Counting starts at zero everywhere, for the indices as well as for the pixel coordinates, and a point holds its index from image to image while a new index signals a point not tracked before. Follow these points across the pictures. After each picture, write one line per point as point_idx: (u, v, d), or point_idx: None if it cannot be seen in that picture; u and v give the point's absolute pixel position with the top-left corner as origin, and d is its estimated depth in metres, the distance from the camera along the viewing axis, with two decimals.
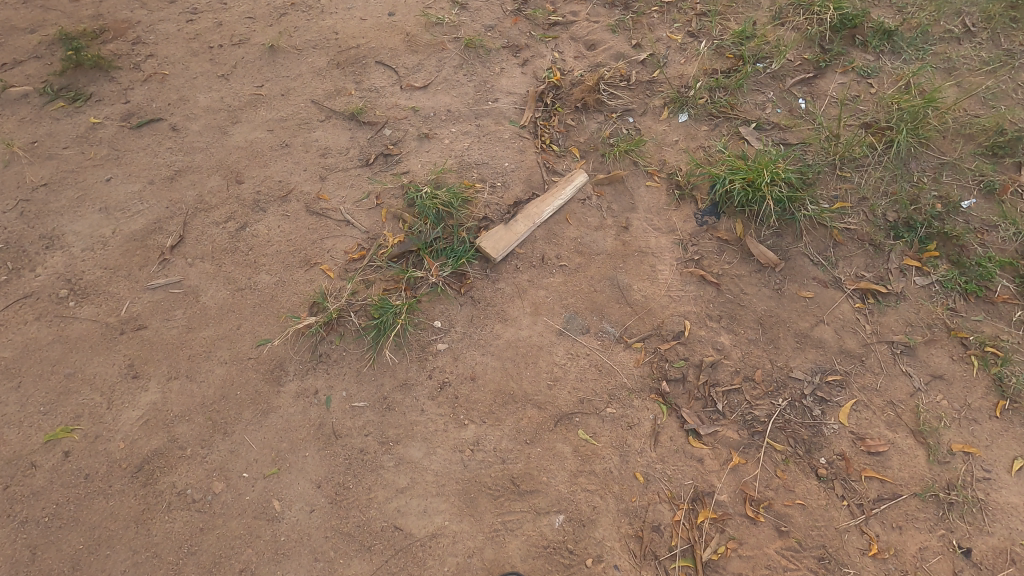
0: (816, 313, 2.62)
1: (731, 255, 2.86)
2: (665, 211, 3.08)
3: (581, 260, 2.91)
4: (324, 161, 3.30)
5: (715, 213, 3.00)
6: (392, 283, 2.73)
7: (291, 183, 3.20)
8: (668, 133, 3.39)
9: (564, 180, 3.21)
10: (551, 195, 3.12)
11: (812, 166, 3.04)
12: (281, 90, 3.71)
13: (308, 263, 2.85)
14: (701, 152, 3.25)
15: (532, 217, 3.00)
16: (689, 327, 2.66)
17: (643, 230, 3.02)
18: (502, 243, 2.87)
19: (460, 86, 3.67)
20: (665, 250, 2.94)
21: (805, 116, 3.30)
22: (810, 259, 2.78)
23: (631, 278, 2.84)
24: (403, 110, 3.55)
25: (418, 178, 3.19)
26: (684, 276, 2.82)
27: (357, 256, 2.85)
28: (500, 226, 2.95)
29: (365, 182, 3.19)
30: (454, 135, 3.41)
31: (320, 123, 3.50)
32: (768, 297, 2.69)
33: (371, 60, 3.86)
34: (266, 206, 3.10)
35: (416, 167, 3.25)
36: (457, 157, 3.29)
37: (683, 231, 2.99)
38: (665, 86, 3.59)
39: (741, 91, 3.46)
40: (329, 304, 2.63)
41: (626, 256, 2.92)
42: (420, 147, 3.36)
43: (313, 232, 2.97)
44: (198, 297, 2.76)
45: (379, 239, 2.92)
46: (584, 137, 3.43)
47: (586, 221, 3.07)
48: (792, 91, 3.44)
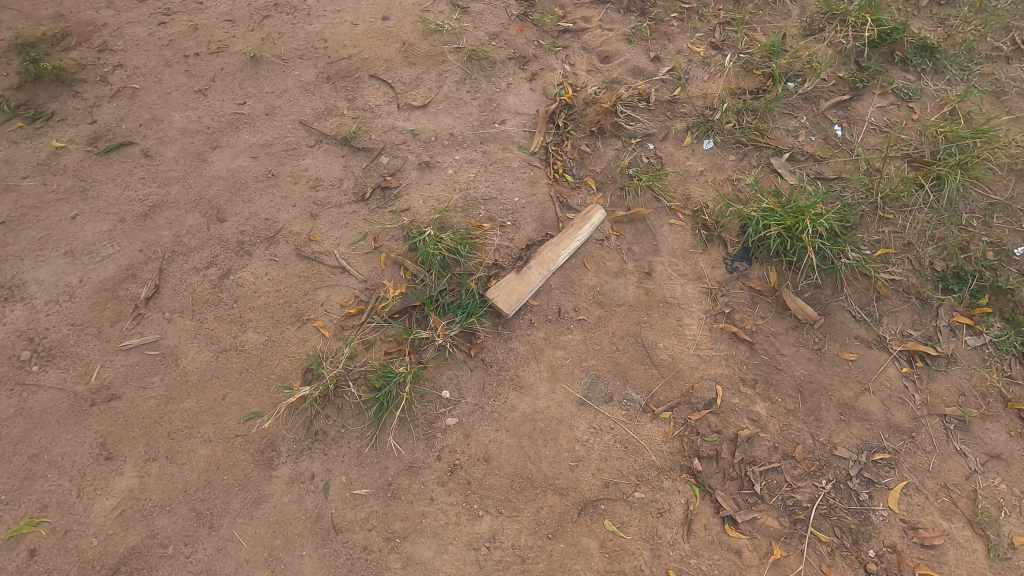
0: (860, 379, 2.40)
1: (765, 308, 2.61)
2: (691, 254, 2.82)
3: (601, 313, 2.65)
4: (315, 195, 2.99)
5: (746, 258, 2.75)
6: (395, 344, 2.47)
7: (279, 222, 2.90)
8: (693, 162, 3.10)
9: (579, 217, 2.93)
10: (566, 236, 2.84)
11: (852, 205, 2.78)
12: (265, 109, 3.37)
13: (300, 319, 2.58)
14: (728, 186, 2.98)
15: (546, 263, 2.73)
16: (721, 393, 2.43)
17: (667, 276, 2.76)
18: (515, 295, 2.60)
19: (462, 105, 3.35)
20: (692, 301, 2.69)
21: (842, 145, 3.02)
22: (852, 315, 2.54)
23: (656, 334, 2.60)
24: (401, 134, 3.24)
25: (419, 216, 2.89)
26: (713, 332, 2.58)
27: (355, 310, 2.58)
28: (512, 274, 2.68)
29: (361, 221, 2.89)
30: (458, 164, 3.11)
31: (310, 149, 3.18)
32: (806, 360, 2.46)
33: (364, 73, 3.51)
34: (252, 249, 2.81)
35: (417, 202, 2.95)
36: (461, 190, 2.99)
37: (711, 278, 2.73)
38: (688, 106, 3.28)
39: (771, 114, 3.16)
40: (325, 371, 2.37)
41: (649, 308, 2.67)
42: (420, 178, 3.06)
43: (305, 281, 2.69)
44: (177, 360, 2.48)
45: (378, 290, 2.65)
46: (600, 166, 3.13)
47: (605, 265, 2.80)
48: (827, 115, 3.15)
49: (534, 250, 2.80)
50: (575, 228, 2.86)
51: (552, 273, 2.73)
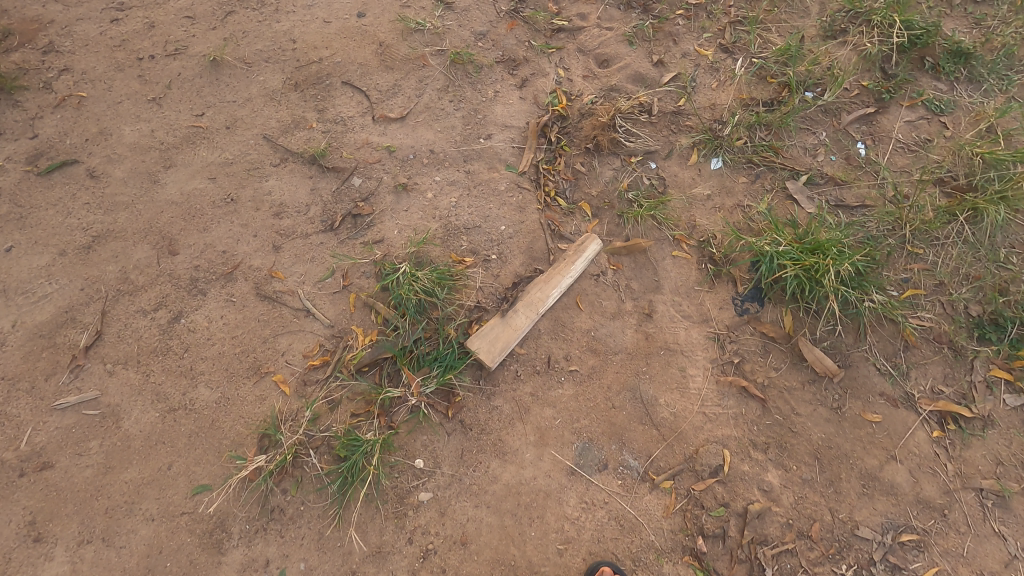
0: (885, 445, 2.13)
1: (779, 358, 2.33)
2: (697, 293, 2.52)
3: (595, 363, 2.37)
4: (278, 223, 2.68)
5: (758, 299, 2.46)
6: (363, 403, 2.20)
7: (237, 255, 2.60)
8: (699, 184, 2.78)
9: (572, 249, 2.62)
10: (557, 271, 2.53)
11: (877, 239, 2.48)
12: (226, 120, 3.03)
13: (257, 372, 2.30)
14: (739, 212, 2.67)
15: (535, 305, 2.43)
16: (729, 459, 2.17)
17: (670, 319, 2.47)
18: (498, 344, 2.31)
19: (444, 117, 3.02)
20: (697, 348, 2.40)
21: (866, 166, 2.70)
22: (877, 368, 2.26)
23: (656, 388, 2.32)
24: (375, 151, 2.91)
25: (393, 249, 2.59)
26: (720, 386, 2.31)
27: (319, 362, 2.30)
28: (496, 318, 2.39)
29: (328, 254, 2.59)
30: (438, 187, 2.79)
31: (274, 168, 2.86)
32: (825, 421, 2.19)
33: (336, 79, 3.17)
34: (206, 287, 2.52)
35: (391, 232, 2.65)
36: (441, 217, 2.68)
37: (719, 321, 2.45)
38: (694, 119, 2.95)
39: (787, 129, 2.83)
40: (283, 437, 2.11)
41: (649, 356, 2.39)
42: (396, 203, 2.74)
43: (265, 327, 2.41)
44: (119, 422, 2.21)
45: (346, 337, 2.36)
46: (596, 189, 2.82)
47: (600, 305, 2.51)
48: (849, 130, 2.82)
49: (521, 288, 2.51)
50: (567, 262, 2.55)
51: (541, 315, 2.43)
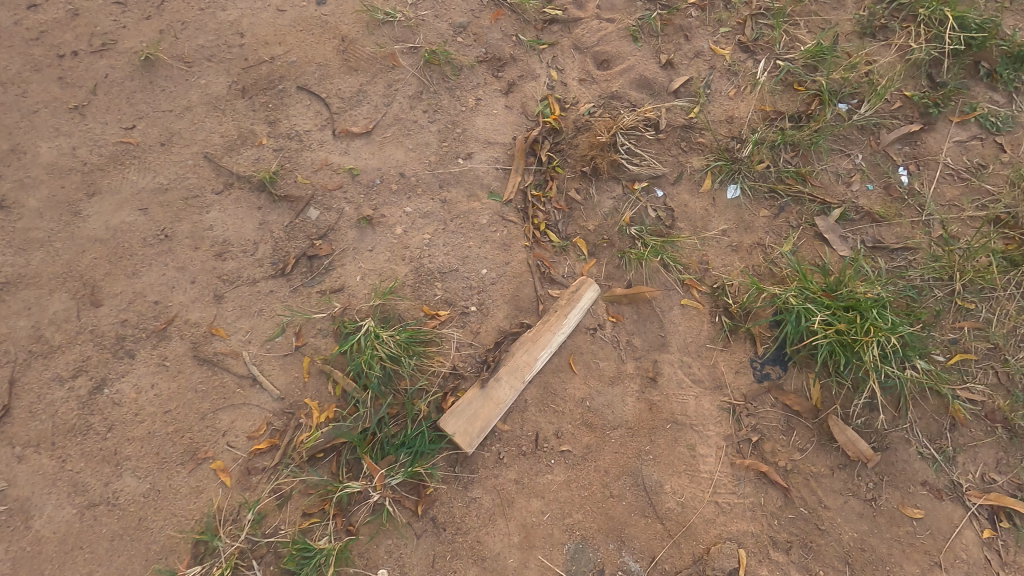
0: (926, 548, 1.84)
1: (805, 437, 2.00)
2: (709, 352, 2.17)
3: (590, 441, 2.03)
4: (221, 266, 2.29)
5: (781, 362, 2.11)
6: (317, 499, 1.89)
7: (172, 306, 2.21)
8: (713, 216, 2.39)
9: (565, 297, 2.24)
10: (547, 326, 2.16)
11: (921, 291, 2.12)
12: (161, 135, 2.58)
13: (193, 458, 1.95)
14: (759, 253, 2.29)
15: (521, 371, 2.08)
16: (745, 561, 1.87)
17: (677, 384, 2.13)
18: (477, 423, 1.97)
19: (417, 133, 2.58)
20: (710, 421, 2.07)
21: (908, 197, 2.32)
22: (919, 452, 1.94)
23: (662, 472, 1.99)
24: (336, 174, 2.49)
25: (355, 301, 2.21)
26: (736, 470, 1.99)
27: (266, 445, 1.96)
28: (474, 389, 2.03)
29: (279, 306, 2.21)
30: (409, 220, 2.39)
31: (216, 197, 2.44)
32: (857, 516, 1.89)
33: (291, 83, 2.70)
34: (135, 348, 2.14)
35: (353, 278, 2.26)
36: (411, 260, 2.30)
37: (735, 389, 2.10)
38: (708, 136, 2.53)
39: (818, 150, 2.42)
40: (221, 545, 1.81)
41: (653, 432, 2.05)
42: (360, 240, 2.35)
43: (203, 400, 2.05)
44: (29, 520, 1.88)
45: (298, 413, 2.01)
46: (593, 221, 2.42)
47: (597, 367, 2.16)
48: (889, 152, 2.41)
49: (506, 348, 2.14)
50: (559, 316, 2.18)
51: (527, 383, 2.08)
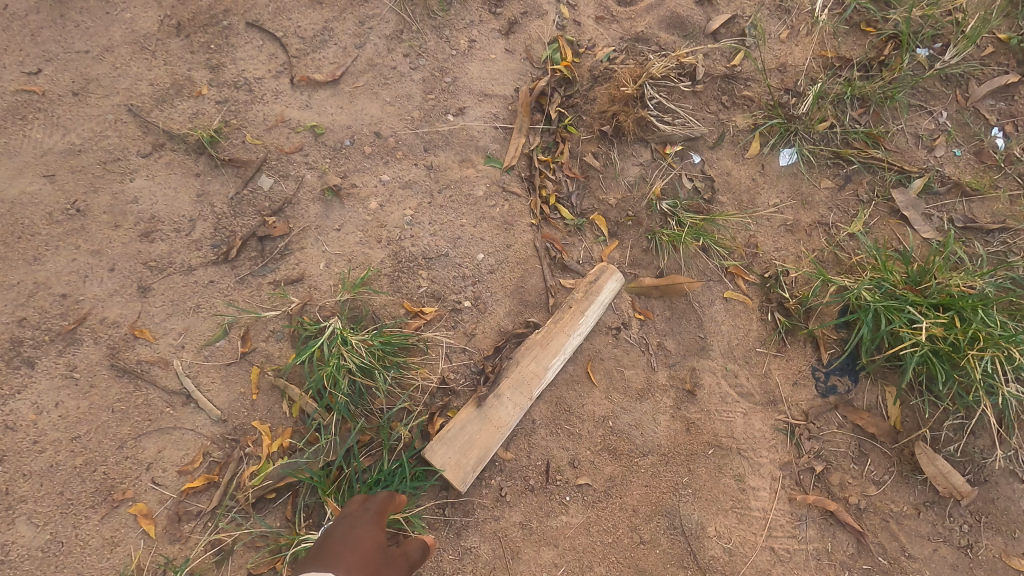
0: None
1: (882, 466, 1.61)
2: (759, 358, 1.76)
3: (614, 472, 1.63)
4: (148, 250, 1.81)
5: (850, 373, 1.70)
6: (266, 556, 1.49)
7: (84, 301, 1.73)
8: (763, 188, 1.94)
9: (582, 290, 1.79)
10: (559, 328, 1.73)
11: None
12: (73, 83, 1.97)
13: (107, 500, 1.52)
14: (821, 234, 1.85)
15: (527, 385, 1.66)
16: None
17: (721, 399, 1.71)
18: (473, 453, 1.57)
19: (397, 82, 2.08)
20: (762, 446, 1.66)
21: (1003, 166, 1.88)
22: None
23: (704, 512, 1.60)
24: (295, 133, 1.99)
25: (317, 294, 1.75)
26: (796, 509, 1.59)
27: (200, 483, 1.53)
28: (469, 409, 1.62)
29: (220, 301, 1.75)
30: (385, 191, 1.92)
31: (142, 160, 1.92)
32: (949, 568, 1.51)
33: (240, 18, 2.12)
34: (34, 356, 1.64)
35: (315, 265, 1.79)
36: (389, 241, 1.84)
37: (793, 405, 1.69)
38: (756, 88, 2.06)
39: (893, 106, 1.95)
40: None
41: (692, 460, 1.65)
42: (324, 217, 1.87)
43: (122, 423, 1.59)
44: None
45: (244, 441, 1.58)
46: (615, 194, 1.97)
47: (622, 378, 1.74)
48: (980, 109, 1.95)
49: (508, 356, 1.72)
50: (574, 314, 1.74)
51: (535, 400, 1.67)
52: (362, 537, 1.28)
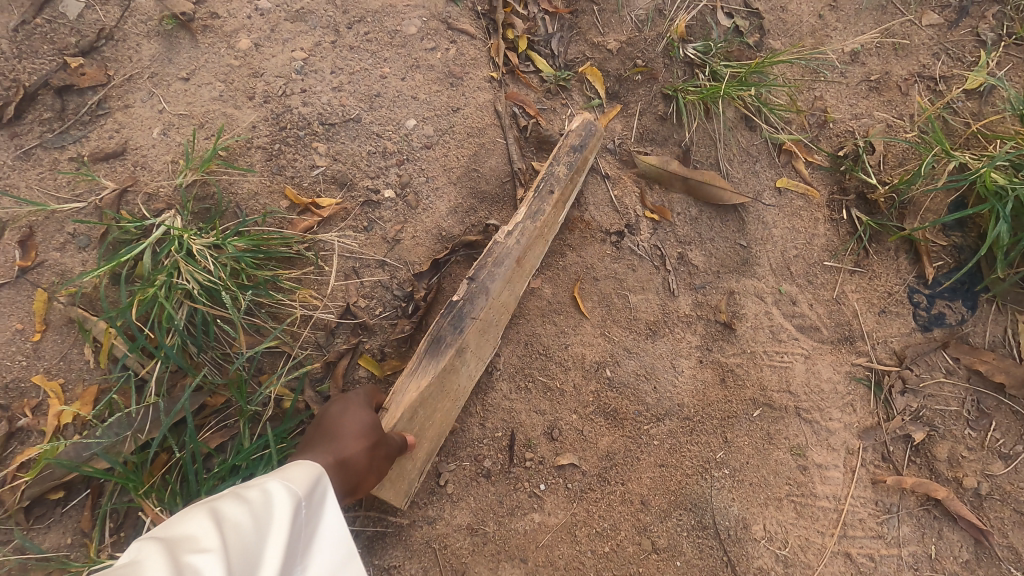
0: None
1: (1011, 431, 1.07)
2: (828, 276, 1.18)
3: (614, 446, 1.07)
4: None
5: (964, 295, 1.14)
6: None
7: None
8: (834, 26, 1.30)
9: (563, 161, 1.12)
10: (538, 229, 1.08)
11: None
12: None
13: None
14: (920, 93, 1.24)
15: (497, 327, 1.04)
16: None
17: (772, 336, 1.14)
18: (422, 450, 0.98)
19: None
20: (834, 403, 1.11)
21: None
22: None
23: (746, 503, 1.06)
24: None
25: (145, 177, 1.10)
26: (883, 496, 1.07)
27: None
28: (417, 382, 0.97)
29: None
30: (264, 24, 1.23)
31: None
32: None
33: None
34: None
35: (147, 133, 1.13)
36: (267, 98, 1.17)
37: (878, 344, 1.14)
38: None
39: None
40: None
41: (729, 425, 1.10)
42: (167, 60, 1.20)
43: None
44: None
45: (15, 407, 0.96)
46: (617, 35, 1.31)
47: (624, 306, 1.15)
48: None
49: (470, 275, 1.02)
50: (560, 208, 1.10)
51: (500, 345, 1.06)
52: (354, 415, 0.90)
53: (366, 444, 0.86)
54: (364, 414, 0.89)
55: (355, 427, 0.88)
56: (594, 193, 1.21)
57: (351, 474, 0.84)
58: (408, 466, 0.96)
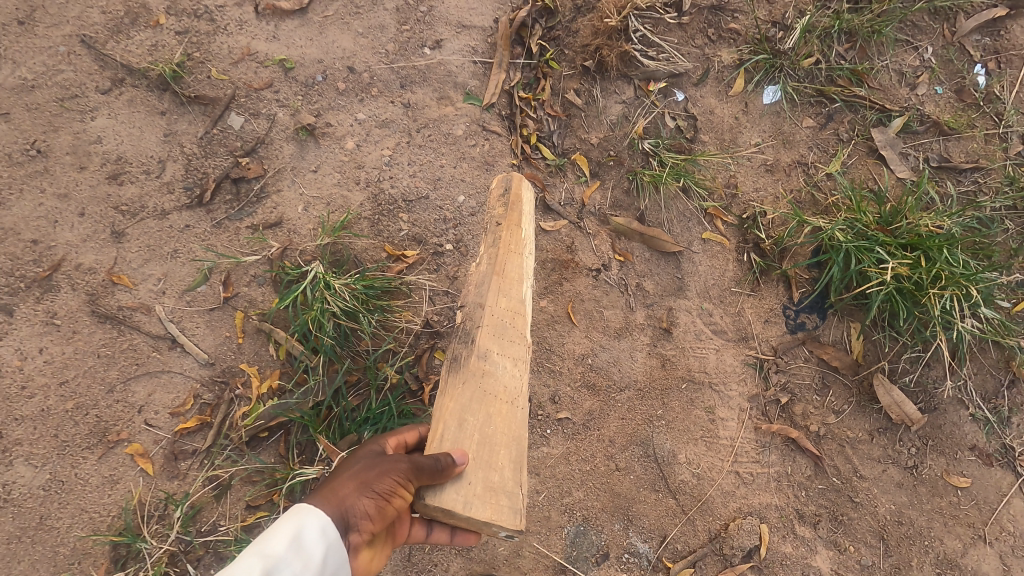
0: (970, 520, 1.61)
1: (842, 396, 1.72)
2: (733, 297, 1.82)
3: (593, 406, 1.71)
4: (117, 194, 1.76)
5: (818, 309, 1.78)
6: (263, 489, 1.56)
7: (58, 247, 1.70)
8: (743, 127, 1.93)
9: (499, 205, 1.47)
10: (506, 250, 1.41)
11: (994, 222, 1.75)
12: (16, 10, 1.89)
13: (103, 441, 1.57)
14: (799, 175, 1.87)
15: (511, 329, 1.37)
16: (768, 538, 1.62)
17: (695, 336, 1.78)
18: (502, 456, 1.23)
19: (370, 11, 1.98)
20: (731, 379, 1.75)
21: (983, 104, 1.89)
22: (970, 410, 1.67)
23: (675, 441, 1.69)
24: (263, 68, 1.90)
25: (296, 239, 1.74)
26: (761, 436, 1.70)
27: (194, 424, 1.58)
28: (455, 393, 1.26)
29: (198, 246, 1.73)
30: (362, 130, 1.86)
31: (103, 98, 1.84)
32: (895, 486, 1.65)
33: None
34: (13, 303, 1.65)
35: (294, 209, 1.77)
36: (368, 184, 1.81)
37: (763, 341, 1.77)
38: (743, 21, 2.00)
39: (879, 41, 1.92)
40: (147, 549, 1.46)
41: (666, 392, 1.73)
42: (300, 158, 1.83)
43: (108, 367, 1.63)
44: None
45: (234, 382, 1.62)
46: (597, 133, 1.93)
47: (600, 318, 1.78)
48: (966, 45, 1.94)
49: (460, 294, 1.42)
50: (514, 230, 1.42)
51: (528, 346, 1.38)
52: (356, 466, 1.14)
53: (356, 481, 1.09)
54: (361, 462, 1.14)
55: (354, 471, 1.12)
56: (582, 243, 1.84)
57: (340, 501, 1.05)
58: (495, 476, 1.20)
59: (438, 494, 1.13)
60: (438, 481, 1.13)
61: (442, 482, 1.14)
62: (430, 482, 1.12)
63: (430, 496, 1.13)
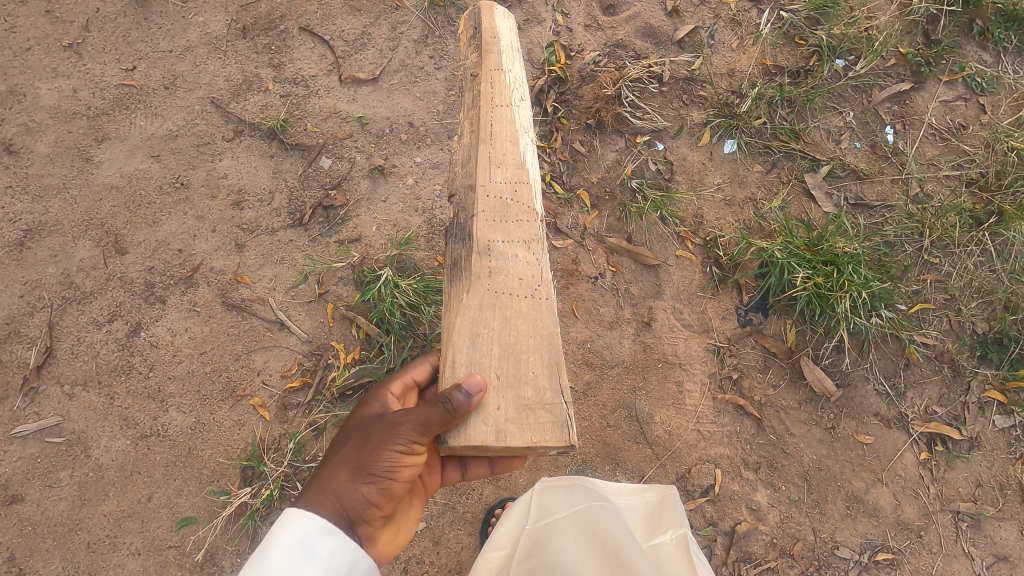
0: (872, 467, 2.16)
1: (779, 373, 2.27)
2: (699, 299, 2.38)
3: (590, 378, 2.27)
4: (239, 216, 2.38)
5: (763, 309, 2.35)
6: None
7: (196, 255, 2.31)
8: (709, 170, 2.53)
9: (473, 56, 1.95)
10: (492, 113, 1.82)
11: (893, 246, 2.34)
12: (163, 78, 2.55)
13: (232, 395, 2.16)
14: (750, 208, 2.46)
15: (512, 205, 1.72)
16: (720, 478, 2.16)
17: (670, 328, 2.34)
18: (536, 365, 1.54)
19: (426, 80, 2.63)
20: (695, 360, 2.31)
21: (891, 156, 2.50)
22: (874, 385, 2.23)
23: (653, 405, 2.25)
24: (345, 123, 2.53)
25: (371, 251, 2.35)
26: (717, 403, 2.25)
27: (299, 384, 2.18)
28: (468, 306, 1.59)
29: (299, 255, 2.34)
30: (419, 170, 2.48)
31: (227, 144, 2.47)
32: (818, 442, 2.19)
33: (293, 23, 2.68)
34: (165, 294, 2.26)
35: (369, 228, 2.38)
36: (424, 211, 2.42)
37: (720, 333, 2.33)
38: (709, 90, 2.62)
39: (812, 108, 2.55)
40: (268, 470, 2.04)
41: (646, 369, 2.29)
42: (373, 191, 2.44)
43: (234, 342, 2.22)
44: (88, 450, 2.07)
45: (326, 354, 2.21)
46: (596, 173, 2.53)
47: (598, 313, 2.36)
48: (879, 110, 2.58)
49: (452, 188, 1.79)
50: (490, 81, 1.87)
51: (535, 219, 1.71)
52: (353, 449, 1.46)
53: (353, 469, 1.42)
54: (356, 446, 1.46)
55: (351, 458, 1.45)
56: (583, 257, 2.43)
57: (342, 494, 1.40)
58: (531, 390, 1.51)
59: (467, 432, 1.45)
60: (460, 424, 1.45)
61: (466, 418, 1.45)
62: (439, 434, 1.44)
63: (455, 438, 1.44)
